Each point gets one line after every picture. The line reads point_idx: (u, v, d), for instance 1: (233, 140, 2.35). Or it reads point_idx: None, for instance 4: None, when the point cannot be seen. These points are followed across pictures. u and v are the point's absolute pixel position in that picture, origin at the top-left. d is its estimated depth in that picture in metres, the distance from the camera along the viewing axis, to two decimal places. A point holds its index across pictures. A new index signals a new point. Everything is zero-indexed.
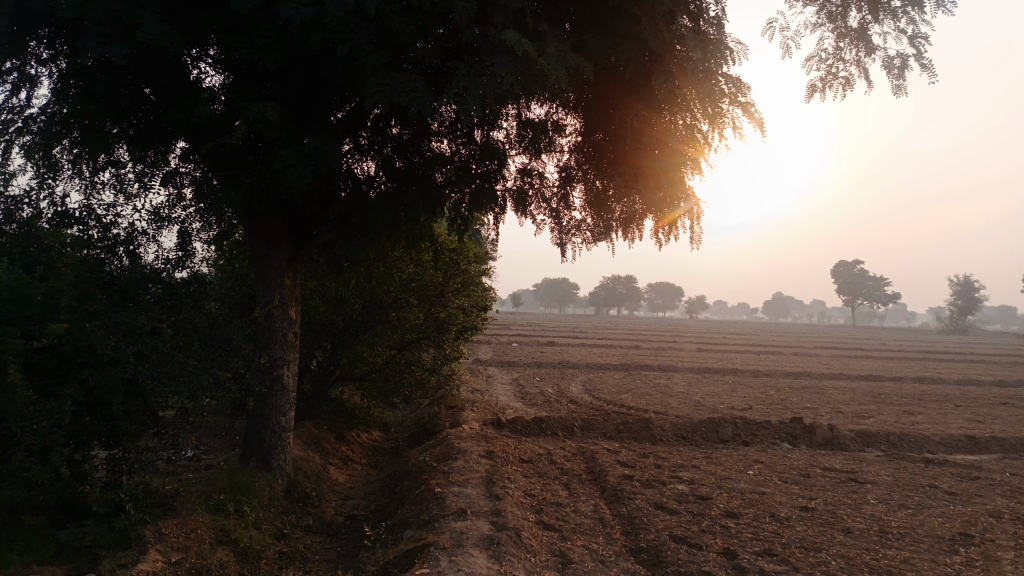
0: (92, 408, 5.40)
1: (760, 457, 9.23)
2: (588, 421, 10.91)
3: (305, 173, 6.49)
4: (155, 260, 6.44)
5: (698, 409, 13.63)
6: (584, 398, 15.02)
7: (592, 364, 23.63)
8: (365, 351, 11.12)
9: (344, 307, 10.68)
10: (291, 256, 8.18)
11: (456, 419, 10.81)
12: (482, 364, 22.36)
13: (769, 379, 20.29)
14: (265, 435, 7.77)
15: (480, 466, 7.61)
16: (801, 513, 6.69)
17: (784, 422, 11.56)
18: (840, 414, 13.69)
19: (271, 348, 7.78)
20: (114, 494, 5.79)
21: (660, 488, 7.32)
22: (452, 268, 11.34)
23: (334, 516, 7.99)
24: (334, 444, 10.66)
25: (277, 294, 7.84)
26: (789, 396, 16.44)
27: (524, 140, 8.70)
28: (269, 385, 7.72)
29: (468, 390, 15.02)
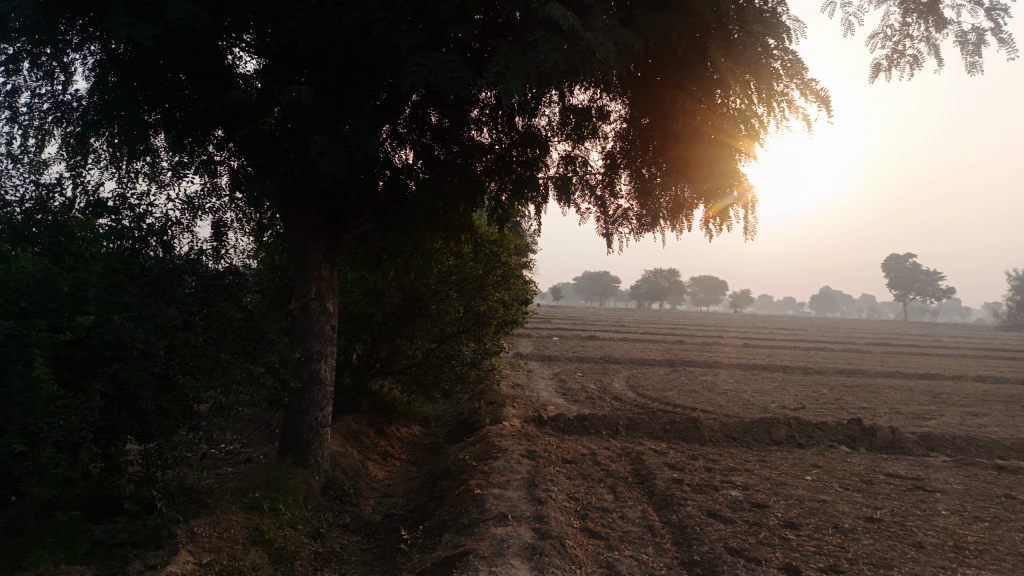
0: (122, 403, 5.25)
1: (818, 461, 8.72)
2: (633, 420, 10.51)
3: (340, 161, 6.25)
4: (189, 251, 6.30)
5: (748, 407, 13.09)
6: (628, 394, 14.61)
7: (636, 359, 23.14)
8: (405, 344, 10.92)
9: (383, 299, 10.48)
10: (328, 248, 7.98)
11: (497, 415, 10.52)
12: (523, 358, 22.06)
13: (821, 377, 19.52)
14: (302, 431, 7.59)
15: (522, 467, 7.30)
16: (866, 525, 6.21)
17: (841, 424, 10.98)
18: (901, 415, 13.00)
19: (308, 341, 7.60)
20: (147, 491, 5.66)
21: (712, 494, 6.91)
22: (492, 260, 11.03)
23: (371, 514, 7.78)
24: (373, 439, 10.49)
25: (314, 286, 7.65)
26: (843, 395, 15.74)
27: (567, 127, 8.38)
28: (306, 380, 7.54)
29: (509, 385, 14.73)
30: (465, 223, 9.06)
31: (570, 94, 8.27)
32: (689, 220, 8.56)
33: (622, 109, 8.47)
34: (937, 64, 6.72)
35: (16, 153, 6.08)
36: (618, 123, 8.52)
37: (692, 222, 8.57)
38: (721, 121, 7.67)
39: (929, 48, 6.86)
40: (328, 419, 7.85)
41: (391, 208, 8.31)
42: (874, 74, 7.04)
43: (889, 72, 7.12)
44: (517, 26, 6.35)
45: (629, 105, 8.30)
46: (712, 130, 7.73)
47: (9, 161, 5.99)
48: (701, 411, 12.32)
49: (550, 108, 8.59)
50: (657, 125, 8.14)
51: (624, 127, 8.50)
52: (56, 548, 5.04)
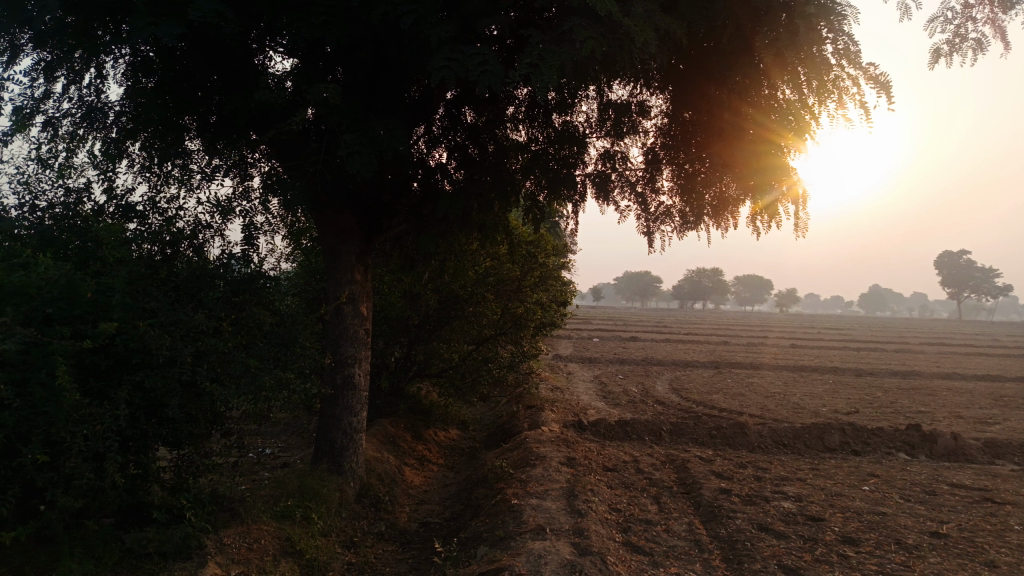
0: (151, 411, 5.16)
1: (875, 470, 8.24)
2: (677, 425, 10.15)
3: (370, 160, 6.07)
4: (219, 254, 6.21)
5: (799, 412, 12.57)
6: (671, 398, 14.19)
7: (680, 361, 22.60)
8: (442, 347, 10.74)
9: (419, 302, 10.31)
10: (362, 251, 7.82)
11: (536, 419, 10.26)
12: (563, 361, 21.71)
13: (875, 379, 18.74)
14: (336, 437, 7.44)
15: (561, 475, 7.02)
16: (932, 541, 5.78)
17: (899, 430, 10.42)
18: (962, 419, 12.32)
19: (341, 346, 7.45)
20: (177, 500, 5.57)
21: (762, 505, 6.54)
22: (529, 261, 10.79)
23: (408, 522, 7.60)
24: (411, 444, 10.34)
25: (347, 289, 7.50)
26: (899, 398, 15.05)
27: (605, 123, 8.09)
28: (340, 385, 7.40)
29: (549, 388, 14.45)
30: (501, 223, 8.82)
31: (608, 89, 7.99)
32: (735, 217, 8.19)
33: (662, 103, 8.14)
34: (1003, 47, 6.25)
35: (47, 158, 6.08)
36: (659, 117, 8.19)
37: (738, 220, 8.20)
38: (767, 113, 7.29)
39: (993, 30, 6.40)
40: (363, 424, 7.69)
41: (425, 209, 8.12)
42: (934, 59, 6.61)
43: (949, 57, 6.68)
44: (551, 16, 6.10)
45: (669, 98, 7.96)
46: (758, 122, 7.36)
47: (41, 168, 5.98)
48: (748, 416, 11.86)
49: (587, 104, 8.31)
50: (701, 118, 7.79)
51: (665, 121, 8.16)
52: (86, 557, 4.99)
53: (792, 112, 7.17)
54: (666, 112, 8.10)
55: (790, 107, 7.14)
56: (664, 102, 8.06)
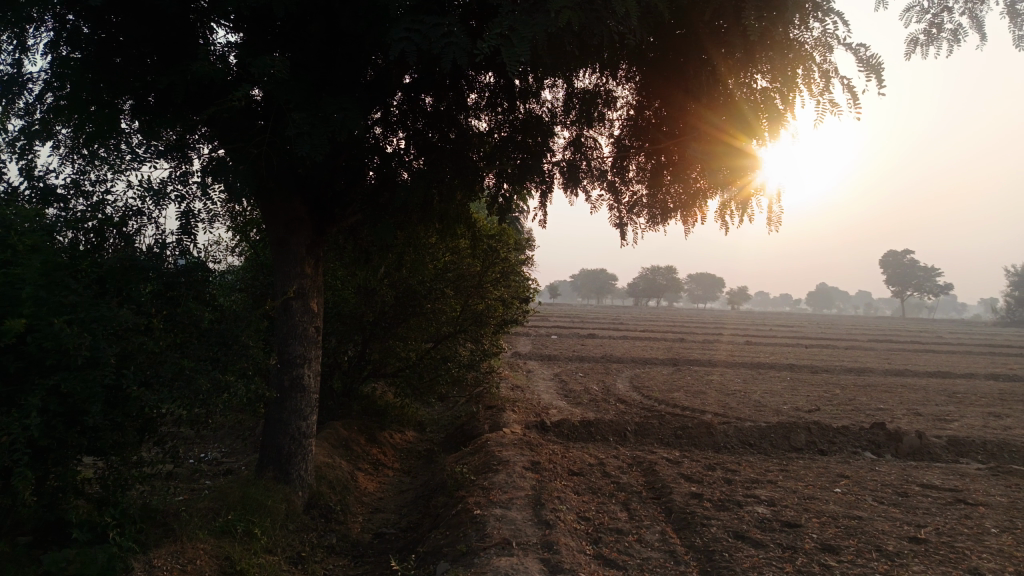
0: (70, 419, 4.58)
1: (845, 471, 8.06)
2: (642, 425, 9.85)
3: (322, 143, 5.57)
4: (151, 243, 5.61)
5: (761, 410, 12.41)
6: (633, 396, 13.94)
7: (639, 358, 22.43)
8: (399, 345, 10.23)
9: (375, 298, 9.78)
10: (312, 243, 7.27)
11: (496, 420, 9.85)
12: (522, 358, 21.31)
13: (830, 377, 18.84)
14: (284, 443, 6.90)
15: (527, 482, 6.61)
16: (913, 547, 5.54)
17: (863, 428, 10.31)
18: (922, 417, 12.32)
19: (289, 344, 6.92)
20: (101, 517, 4.99)
21: (736, 511, 6.25)
22: (490, 256, 10.36)
23: (361, 533, 7.11)
24: (365, 447, 9.82)
25: (296, 283, 6.97)
26: (857, 395, 15.08)
27: (571, 112, 7.72)
28: (288, 387, 6.87)
29: (508, 387, 14.05)
30: (462, 215, 8.37)
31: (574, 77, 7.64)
32: (703, 211, 7.93)
33: (629, 94, 7.82)
34: (981, 38, 6.06)
35: None
36: (626, 108, 7.87)
37: (706, 214, 7.94)
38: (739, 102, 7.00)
39: (970, 21, 6.18)
40: (314, 429, 7.17)
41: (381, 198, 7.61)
42: (910, 49, 6.41)
43: (925, 48, 6.48)
44: None
45: (636, 87, 7.63)
46: (730, 112, 7.06)
47: None
48: (712, 415, 11.65)
49: (552, 93, 7.94)
50: (669, 108, 7.46)
51: (632, 112, 7.84)
52: None
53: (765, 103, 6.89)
54: (633, 102, 7.78)
55: (762, 97, 6.87)
56: (632, 92, 7.73)
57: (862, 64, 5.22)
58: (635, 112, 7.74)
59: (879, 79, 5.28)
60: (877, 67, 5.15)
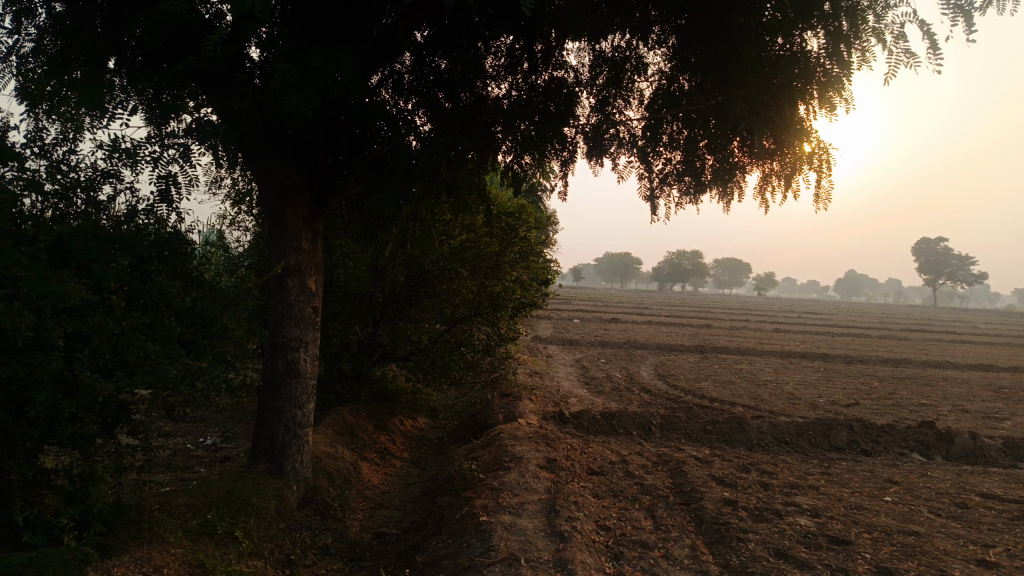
0: (15, 409, 4.00)
1: (894, 476, 7.29)
2: (668, 419, 9.16)
3: (312, 99, 4.87)
4: (121, 211, 4.99)
5: (795, 403, 11.63)
6: (658, 385, 13.23)
7: (665, 344, 21.69)
8: (410, 327, 9.63)
9: (385, 277, 9.18)
10: (311, 215, 6.63)
11: (512, 410, 9.20)
12: (542, 342, 20.67)
13: (866, 368, 17.92)
14: (277, 433, 6.34)
15: (541, 485, 5.94)
16: (983, 573, 4.79)
17: (909, 426, 9.49)
18: (969, 414, 11.44)
19: (283, 326, 6.33)
20: (57, 518, 4.44)
21: (775, 523, 5.55)
22: (509, 234, 9.68)
23: (360, 533, 6.54)
24: (372, 435, 9.25)
25: (291, 259, 6.35)
26: (897, 389, 14.19)
27: (597, 79, 7.03)
28: (282, 373, 6.30)
29: (527, 373, 13.42)
30: (477, 189, 7.71)
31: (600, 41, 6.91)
32: (741, 186, 7.16)
33: (661, 60, 7.04)
34: None
35: None
36: (657, 76, 7.10)
37: (744, 190, 7.18)
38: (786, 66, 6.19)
39: None
40: (311, 418, 6.60)
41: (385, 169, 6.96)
42: None
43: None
44: None
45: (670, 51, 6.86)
46: (776, 75, 6.29)
47: None
48: (743, 407, 10.92)
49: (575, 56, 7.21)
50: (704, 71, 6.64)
51: (663, 80, 7.04)
52: None
53: (815, 67, 6.09)
54: (665, 69, 7.01)
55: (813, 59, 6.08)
56: (665, 57, 6.97)
57: (947, 4, 4.44)
58: (667, 80, 6.96)
59: (967, 23, 4.53)
60: (968, 8, 4.40)
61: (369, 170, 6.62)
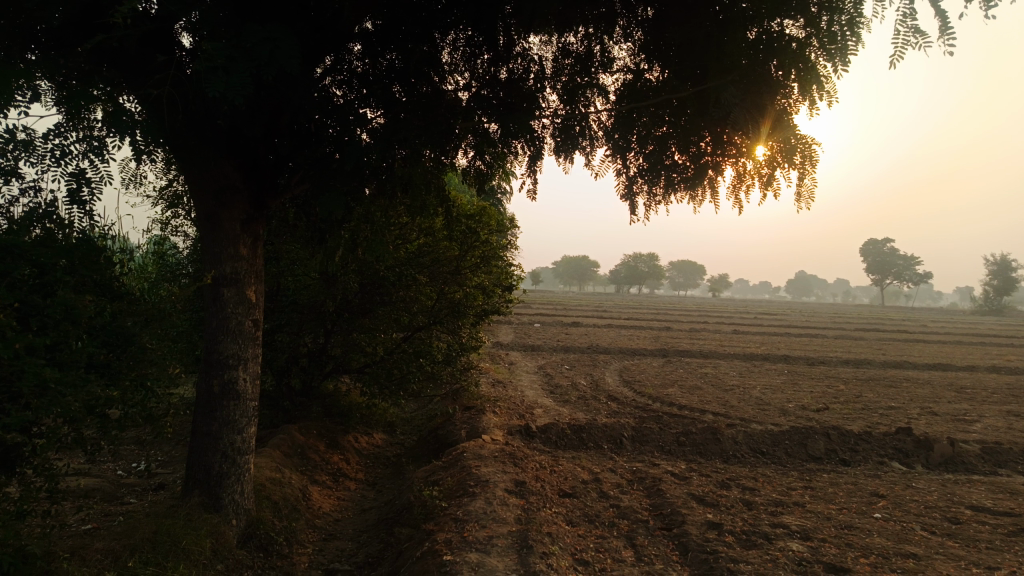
0: None
1: (879, 489, 6.91)
2: (639, 430, 8.70)
3: (242, 82, 4.22)
4: (19, 214, 4.28)
5: (766, 409, 11.30)
6: (624, 392, 12.82)
7: (627, 348, 21.37)
8: (364, 338, 8.96)
9: (337, 284, 8.51)
10: (252, 219, 5.96)
11: (474, 425, 8.63)
12: (504, 349, 20.13)
13: (830, 370, 17.77)
14: (213, 462, 5.69)
15: (509, 515, 5.37)
16: None
17: (885, 432, 9.20)
18: (939, 417, 11.25)
19: (219, 343, 5.66)
20: None
21: (766, 550, 5.09)
22: (469, 237, 9.13)
23: (307, 571, 5.90)
24: (323, 455, 8.59)
25: (228, 268, 5.69)
26: (864, 391, 14.02)
27: (562, 75, 6.62)
28: (217, 395, 5.65)
29: (489, 382, 12.87)
30: (435, 189, 7.14)
31: (565, 33, 6.44)
32: (713, 187, 6.63)
33: (628, 55, 6.58)
34: None
35: None
36: (624, 71, 6.63)
37: (716, 190, 6.65)
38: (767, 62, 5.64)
39: None
40: (252, 443, 5.96)
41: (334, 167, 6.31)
42: None
43: None
44: None
45: (639, 43, 6.40)
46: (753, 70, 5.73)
47: None
48: (713, 415, 10.55)
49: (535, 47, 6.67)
50: (675, 66, 6.14)
51: (631, 75, 6.56)
52: None
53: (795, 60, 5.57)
54: (633, 65, 6.55)
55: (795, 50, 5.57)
56: (633, 51, 6.50)
57: None
58: (634, 75, 6.49)
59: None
60: None
61: (314, 168, 5.97)
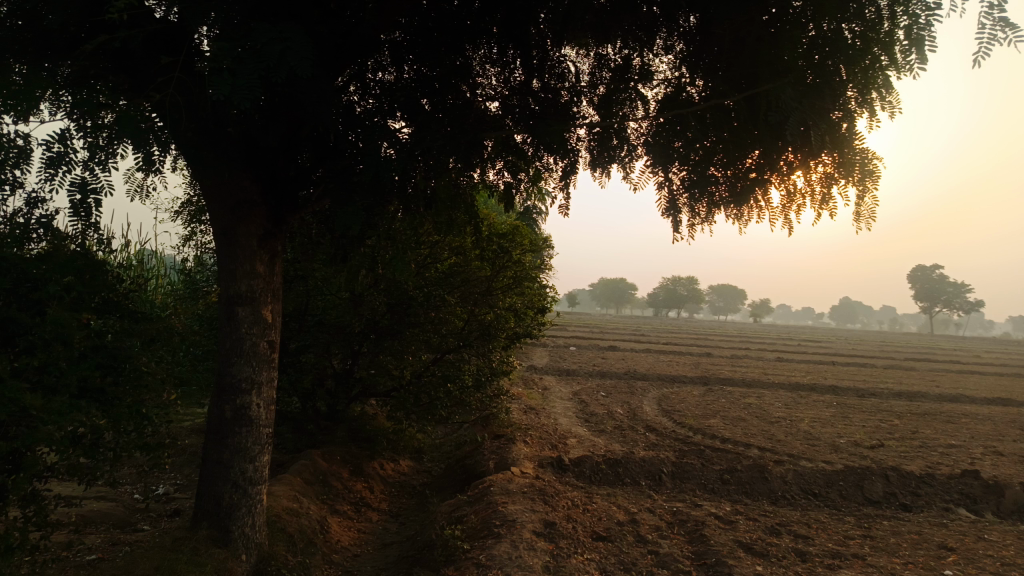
0: None
1: (948, 540, 6.24)
2: (680, 466, 8.15)
3: (250, 85, 3.93)
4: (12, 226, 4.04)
5: (815, 445, 10.61)
6: (663, 423, 12.24)
7: (667, 375, 20.71)
8: (391, 361, 8.62)
9: (363, 305, 8.24)
10: (269, 235, 5.65)
11: (504, 455, 8.17)
12: (539, 373, 19.65)
13: (882, 403, 16.85)
14: (223, 492, 5.36)
15: (536, 561, 4.92)
16: None
17: (950, 474, 8.47)
18: (1007, 458, 10.42)
19: (232, 365, 5.36)
20: None
21: None
22: (501, 258, 8.76)
23: None
24: (346, 482, 8.23)
25: (244, 286, 5.40)
26: (920, 427, 13.18)
27: (600, 87, 6.25)
28: (229, 420, 5.33)
29: (523, 409, 12.41)
30: (465, 206, 6.79)
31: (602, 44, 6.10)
32: (759, 205, 6.15)
33: (670, 68, 6.11)
34: None
35: None
36: (665, 85, 6.13)
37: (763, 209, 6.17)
38: (823, 72, 5.18)
39: None
40: (266, 472, 5.61)
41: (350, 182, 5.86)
42: None
43: None
44: None
45: (681, 55, 5.95)
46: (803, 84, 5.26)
47: None
48: (759, 450, 9.92)
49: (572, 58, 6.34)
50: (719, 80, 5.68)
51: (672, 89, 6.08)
52: None
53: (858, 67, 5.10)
54: (674, 79, 6.07)
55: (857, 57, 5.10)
56: (675, 64, 6.04)
57: None
58: (674, 88, 6.01)
59: None
60: None
61: (333, 183, 5.62)
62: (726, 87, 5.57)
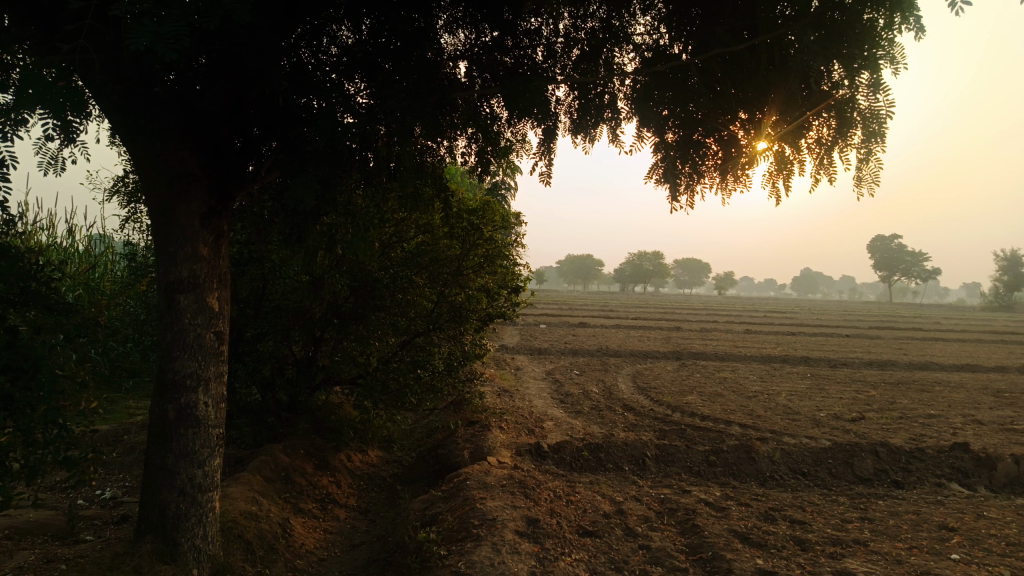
0: None
1: (949, 520, 5.95)
2: (663, 448, 7.77)
3: (177, 33, 3.31)
4: None
5: (796, 420, 10.36)
6: (640, 401, 11.89)
7: (638, 350, 20.44)
8: (356, 348, 8.06)
9: (324, 288, 7.66)
10: (213, 212, 4.99)
11: (479, 444, 7.70)
12: (509, 352, 19.22)
13: (855, 373, 16.79)
14: (168, 502, 4.81)
15: (522, 568, 4.47)
16: None
17: (938, 446, 8.24)
18: (987, 427, 10.29)
19: (174, 360, 4.77)
20: None
21: None
22: (471, 234, 8.21)
23: None
24: (311, 478, 7.70)
25: (184, 270, 4.79)
26: (896, 397, 13.07)
27: (574, 49, 5.70)
28: (173, 422, 4.76)
29: (495, 392, 11.95)
30: (432, 178, 6.22)
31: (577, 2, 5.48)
32: (749, 171, 5.63)
33: (648, 31, 5.56)
34: None
35: None
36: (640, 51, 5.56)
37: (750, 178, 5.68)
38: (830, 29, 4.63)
39: None
40: (217, 477, 5.06)
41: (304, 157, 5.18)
42: None
43: None
44: None
45: (662, 16, 5.40)
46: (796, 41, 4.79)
47: None
48: (741, 428, 9.62)
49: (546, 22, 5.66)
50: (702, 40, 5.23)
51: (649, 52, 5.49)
52: None
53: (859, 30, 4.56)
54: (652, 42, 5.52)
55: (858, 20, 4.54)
56: (653, 26, 5.49)
57: None
58: (653, 51, 5.46)
59: None
60: None
61: (285, 154, 4.97)
62: (715, 40, 5.04)
